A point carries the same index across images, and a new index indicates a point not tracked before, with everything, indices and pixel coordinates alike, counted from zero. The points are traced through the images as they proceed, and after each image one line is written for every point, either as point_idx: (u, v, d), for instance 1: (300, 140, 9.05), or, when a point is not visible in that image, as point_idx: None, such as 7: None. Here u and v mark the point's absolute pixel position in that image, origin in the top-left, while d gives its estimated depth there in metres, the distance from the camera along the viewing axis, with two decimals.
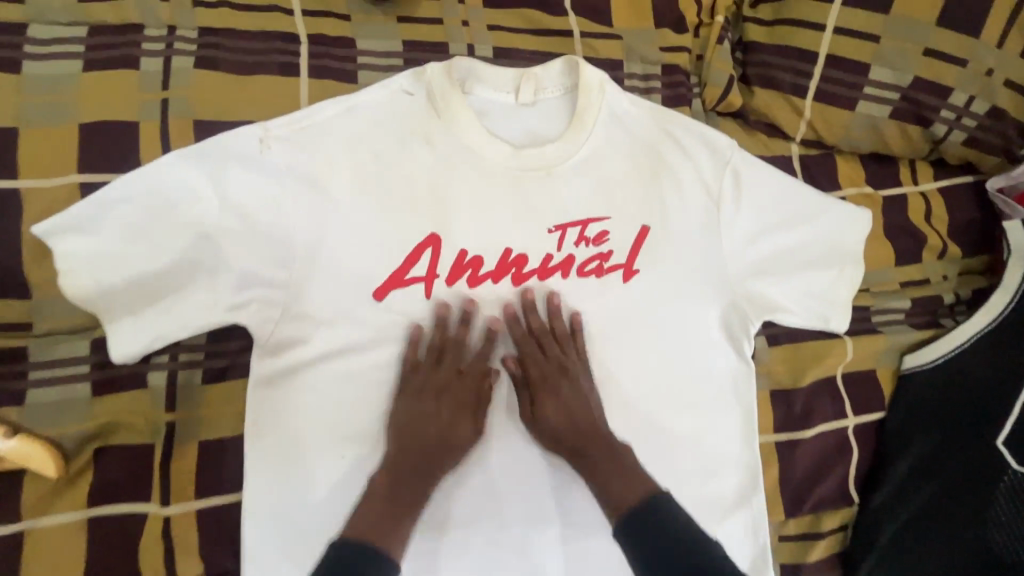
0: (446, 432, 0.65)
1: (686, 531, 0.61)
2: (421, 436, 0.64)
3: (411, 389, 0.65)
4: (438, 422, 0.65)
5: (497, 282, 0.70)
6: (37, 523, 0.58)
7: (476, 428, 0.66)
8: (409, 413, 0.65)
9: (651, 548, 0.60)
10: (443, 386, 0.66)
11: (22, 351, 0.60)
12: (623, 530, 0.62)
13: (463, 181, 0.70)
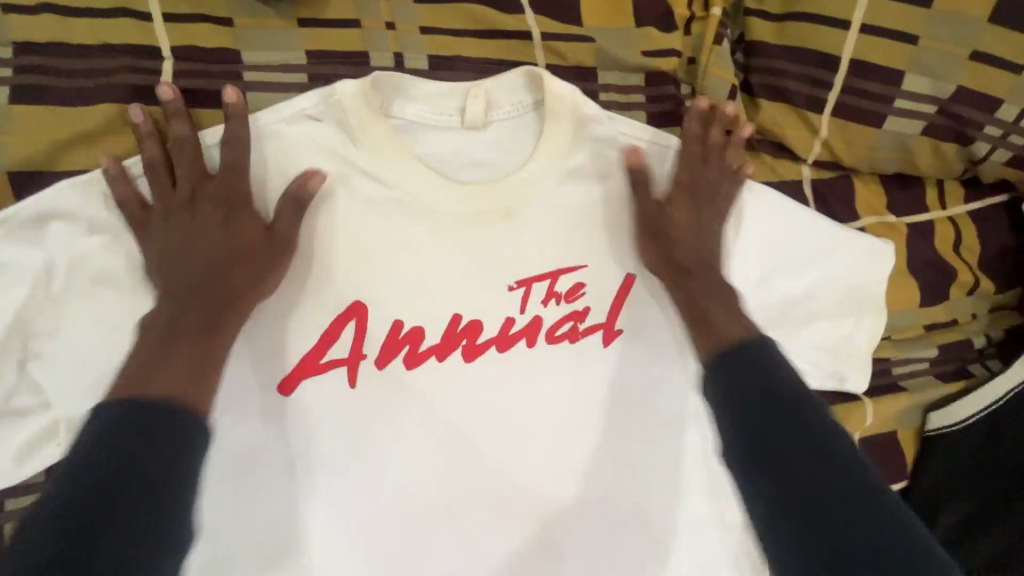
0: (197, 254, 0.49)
1: (789, 390, 0.47)
2: (189, 264, 0.49)
3: (61, 232, 0.48)
4: (206, 245, 0.49)
5: (442, 360, 0.55)
6: None
7: (266, 227, 0.51)
8: (158, 256, 0.49)
9: (741, 389, 0.47)
10: (230, 204, 0.50)
11: None
12: (713, 369, 0.50)
13: (394, 234, 0.54)
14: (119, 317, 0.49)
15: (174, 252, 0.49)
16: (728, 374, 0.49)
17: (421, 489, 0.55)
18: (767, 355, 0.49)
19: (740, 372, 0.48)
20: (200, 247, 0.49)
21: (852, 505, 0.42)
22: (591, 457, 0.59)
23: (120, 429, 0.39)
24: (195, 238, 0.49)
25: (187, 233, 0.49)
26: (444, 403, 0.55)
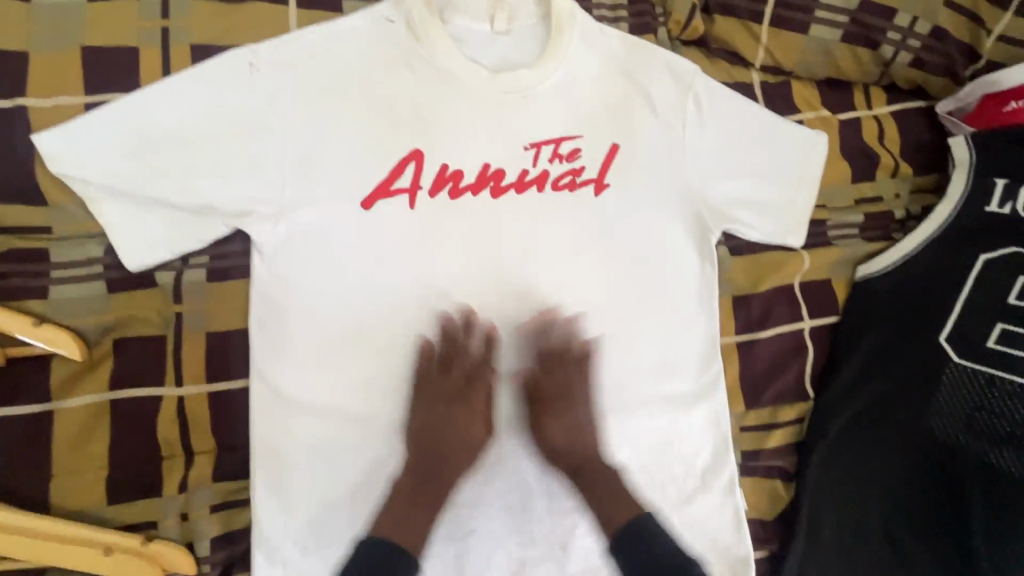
0: (404, 420, 0.71)
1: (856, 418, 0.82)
2: (385, 456, 0.70)
3: (163, 121, 0.67)
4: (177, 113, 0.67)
5: (477, 195, 0.76)
6: (67, 402, 0.63)
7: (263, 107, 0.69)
8: (171, 148, 0.67)
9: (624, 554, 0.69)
10: (372, 420, 0.70)
11: (45, 252, 0.66)
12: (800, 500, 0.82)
13: (443, 104, 0.76)
14: (251, 143, 0.69)
15: (391, 403, 0.71)
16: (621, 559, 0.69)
17: (459, 288, 0.74)
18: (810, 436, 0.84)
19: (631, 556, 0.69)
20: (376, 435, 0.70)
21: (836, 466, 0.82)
22: (587, 276, 0.78)
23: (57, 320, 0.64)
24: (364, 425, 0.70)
25: (363, 418, 0.70)
26: (475, 228, 0.75)
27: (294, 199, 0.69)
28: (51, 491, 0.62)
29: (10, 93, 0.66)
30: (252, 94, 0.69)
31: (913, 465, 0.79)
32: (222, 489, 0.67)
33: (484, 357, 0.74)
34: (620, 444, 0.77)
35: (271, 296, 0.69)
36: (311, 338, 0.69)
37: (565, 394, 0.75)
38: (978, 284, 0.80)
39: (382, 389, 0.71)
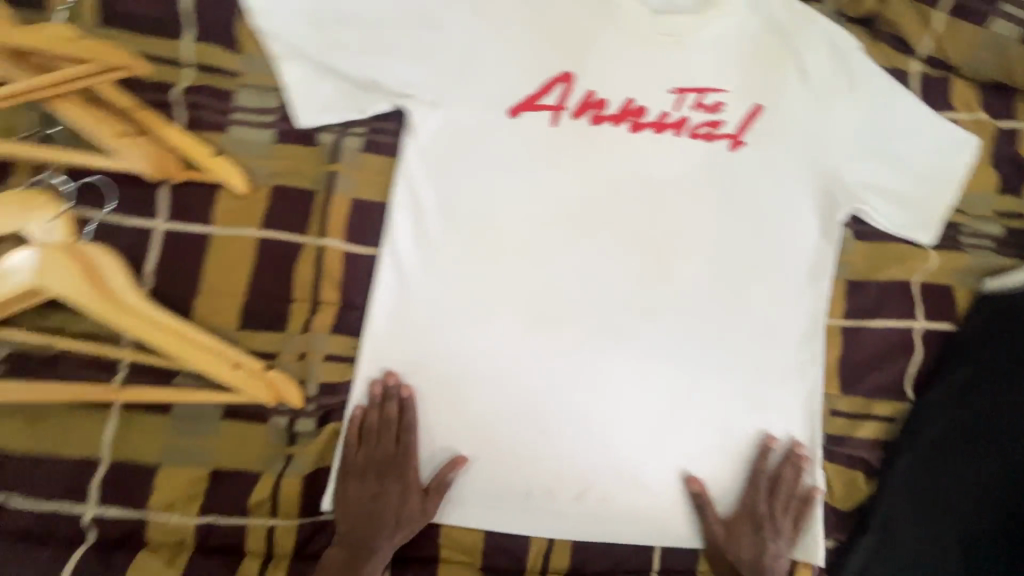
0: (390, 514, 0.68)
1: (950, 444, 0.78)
2: (359, 512, 0.68)
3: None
4: None
5: (616, 125, 0.78)
6: (223, 230, 0.69)
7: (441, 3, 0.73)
8: (354, 23, 0.71)
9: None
10: (386, 471, 0.69)
11: (229, 93, 0.71)
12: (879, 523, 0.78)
13: (601, 35, 0.78)
14: (423, 33, 0.72)
15: (349, 502, 0.68)
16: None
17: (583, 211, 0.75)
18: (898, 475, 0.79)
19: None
20: (352, 496, 0.68)
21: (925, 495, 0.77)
22: (706, 225, 0.78)
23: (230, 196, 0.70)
24: (370, 500, 0.68)
25: (360, 489, 0.68)
26: (609, 156, 0.77)
27: (451, 94, 0.73)
28: (195, 307, 0.68)
29: None
30: None
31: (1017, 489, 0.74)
32: (337, 341, 0.70)
33: (587, 278, 0.74)
34: (713, 396, 0.76)
35: (413, 177, 0.73)
36: (439, 223, 0.72)
37: (664, 333, 0.75)
38: None
39: (402, 450, 0.69)
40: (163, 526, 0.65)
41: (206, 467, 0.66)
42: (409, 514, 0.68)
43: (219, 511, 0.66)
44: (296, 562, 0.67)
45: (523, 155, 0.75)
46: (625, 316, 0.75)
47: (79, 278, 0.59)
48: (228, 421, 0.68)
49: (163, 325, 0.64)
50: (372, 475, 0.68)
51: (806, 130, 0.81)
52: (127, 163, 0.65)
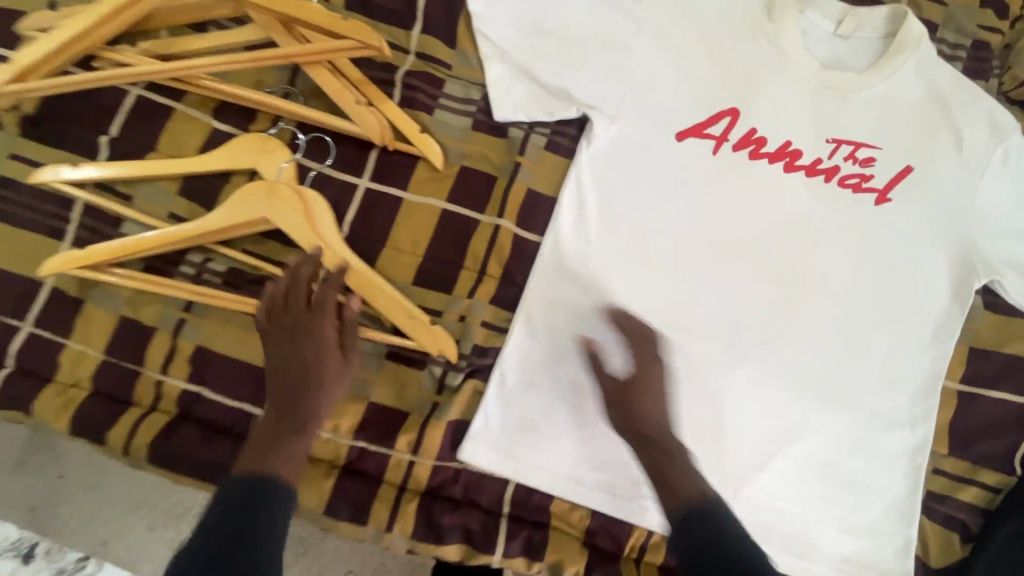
0: (326, 381, 0.70)
1: None
2: (291, 370, 0.69)
3: (560, 17, 0.81)
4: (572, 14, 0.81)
5: (771, 163, 0.83)
6: (415, 197, 0.79)
7: (635, 32, 0.82)
8: (557, 39, 0.81)
9: (695, 541, 0.62)
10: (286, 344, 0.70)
11: (441, 82, 0.81)
12: None
13: (772, 80, 0.84)
14: (615, 56, 0.81)
15: (280, 355, 0.70)
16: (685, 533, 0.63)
17: (728, 237, 0.81)
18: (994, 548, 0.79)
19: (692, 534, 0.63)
20: (281, 349, 0.70)
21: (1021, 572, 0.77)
22: (840, 270, 0.83)
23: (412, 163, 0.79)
24: (304, 360, 0.70)
25: (280, 338, 0.70)
26: (761, 190, 0.83)
27: (629, 112, 0.81)
28: (380, 258, 0.78)
29: None
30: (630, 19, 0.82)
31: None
32: (494, 311, 0.78)
33: (722, 298, 0.80)
34: (817, 432, 0.80)
35: (581, 179, 0.80)
36: (599, 224, 0.80)
37: (782, 364, 0.80)
38: None
39: (316, 308, 0.71)
40: (322, 441, 0.74)
41: (364, 399, 0.75)
42: (314, 372, 0.69)
43: (370, 439, 0.74)
44: (427, 498, 0.74)
45: (681, 177, 0.82)
46: (750, 341, 0.80)
47: (296, 215, 0.72)
48: (390, 361, 0.76)
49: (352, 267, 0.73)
50: (277, 320, 0.71)
51: (954, 198, 0.84)
52: (354, 125, 0.76)
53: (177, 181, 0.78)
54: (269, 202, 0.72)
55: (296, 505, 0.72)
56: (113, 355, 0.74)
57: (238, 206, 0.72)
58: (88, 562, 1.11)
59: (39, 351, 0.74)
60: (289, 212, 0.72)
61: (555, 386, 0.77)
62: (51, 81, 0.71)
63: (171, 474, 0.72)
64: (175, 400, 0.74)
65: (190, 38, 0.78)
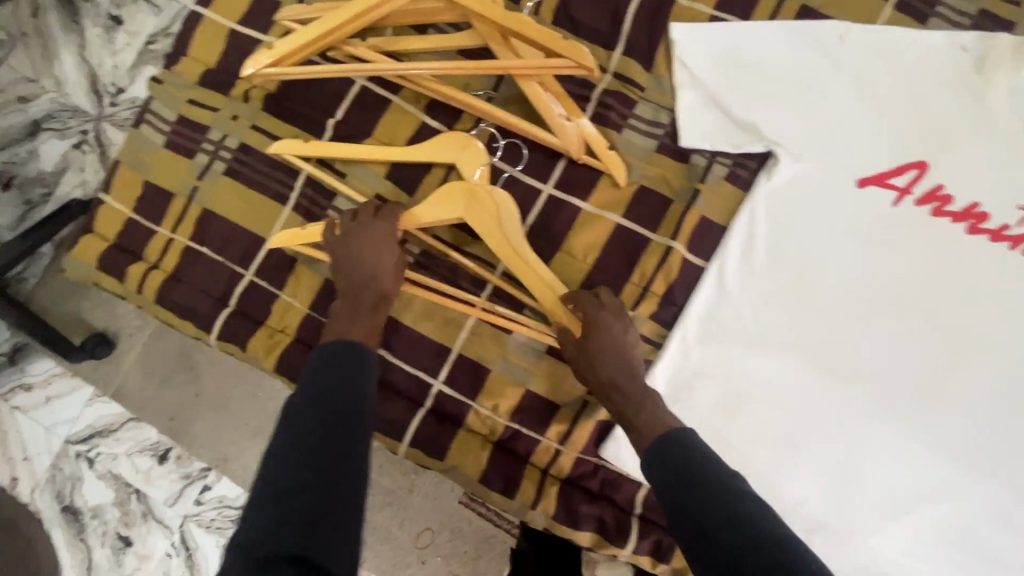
0: (384, 278, 0.77)
1: None
2: (352, 266, 0.77)
3: (761, 52, 0.83)
4: (773, 50, 0.83)
5: (954, 223, 0.82)
6: (594, 209, 0.84)
7: (832, 75, 0.83)
8: (755, 73, 0.83)
9: (673, 466, 0.64)
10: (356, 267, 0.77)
11: (634, 102, 0.86)
12: None
13: (970, 137, 0.82)
14: (810, 96, 0.83)
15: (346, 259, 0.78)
16: (658, 454, 0.66)
17: (896, 291, 0.82)
18: None
19: (664, 455, 0.65)
20: (339, 250, 0.79)
21: None
22: (1013, 342, 0.81)
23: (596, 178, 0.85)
24: (357, 258, 0.77)
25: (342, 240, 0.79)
26: (936, 248, 0.82)
27: (814, 153, 0.83)
28: (553, 261, 0.85)
29: None
30: (830, 61, 0.83)
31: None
32: (650, 326, 0.84)
33: (876, 351, 0.82)
34: (956, 499, 0.80)
35: (755, 213, 0.83)
36: (765, 259, 0.83)
37: (931, 426, 0.80)
38: None
39: (377, 218, 0.79)
40: (482, 417, 0.82)
41: (523, 386, 0.82)
42: (365, 266, 0.77)
43: (525, 425, 0.81)
44: (567, 485, 0.81)
45: (856, 225, 0.82)
46: (900, 396, 0.81)
47: (490, 216, 0.76)
48: (549, 358, 0.83)
49: (537, 274, 0.77)
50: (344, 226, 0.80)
51: None
52: (553, 136, 0.82)
53: (386, 166, 0.87)
54: (467, 206, 0.77)
55: (454, 467, 0.82)
56: (316, 311, 0.86)
57: (433, 209, 0.79)
58: (211, 471, 1.26)
59: (259, 296, 0.87)
60: (483, 213, 0.77)
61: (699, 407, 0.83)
62: (306, 69, 0.83)
63: None
64: None
65: (412, 37, 0.86)
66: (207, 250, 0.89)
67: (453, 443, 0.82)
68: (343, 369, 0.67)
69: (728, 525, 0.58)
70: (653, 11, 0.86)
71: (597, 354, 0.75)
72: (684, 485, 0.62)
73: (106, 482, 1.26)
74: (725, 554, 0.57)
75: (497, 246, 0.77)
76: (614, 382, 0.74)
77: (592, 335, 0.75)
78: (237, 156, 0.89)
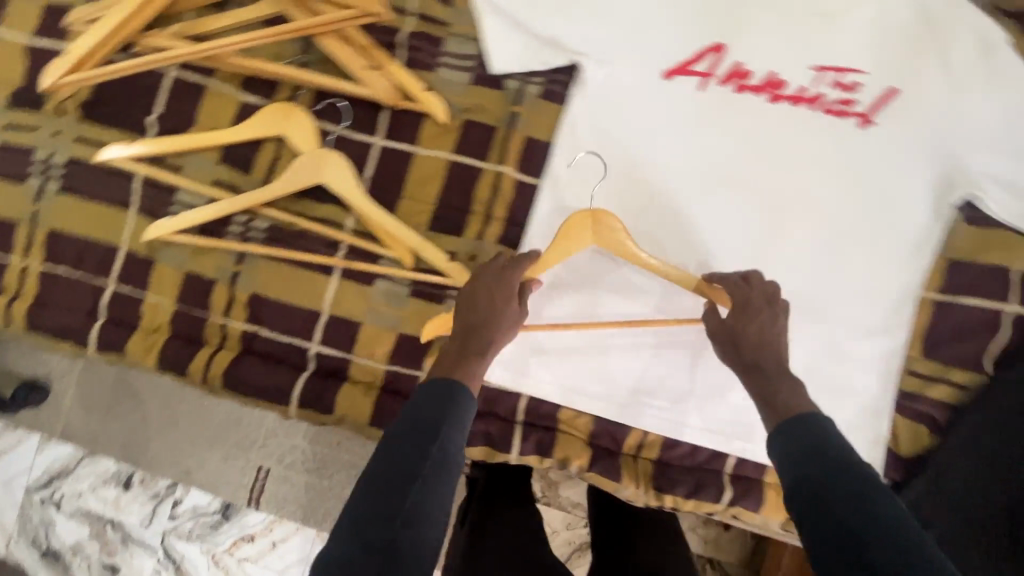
0: (500, 326, 0.75)
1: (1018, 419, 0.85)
2: (475, 311, 0.75)
3: None
4: None
5: (756, 95, 0.88)
6: (425, 151, 0.88)
7: None
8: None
9: (795, 443, 0.61)
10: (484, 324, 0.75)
11: (440, 40, 0.87)
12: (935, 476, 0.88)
13: (757, 14, 0.88)
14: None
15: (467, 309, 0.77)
16: (788, 439, 0.62)
17: (715, 168, 0.88)
18: (960, 438, 0.88)
19: (800, 442, 0.61)
20: (471, 298, 0.77)
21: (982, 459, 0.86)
22: (824, 193, 0.88)
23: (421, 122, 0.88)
24: (497, 310, 0.76)
25: (482, 292, 0.76)
26: (745, 122, 0.88)
27: (618, 54, 0.86)
28: (398, 209, 0.88)
29: None
30: None
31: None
32: (501, 249, 0.87)
33: (706, 228, 0.88)
34: (795, 342, 0.90)
35: (576, 123, 0.87)
36: (593, 165, 0.88)
37: (765, 285, 0.89)
38: None
39: (510, 268, 0.78)
40: (362, 367, 0.87)
41: (395, 330, 0.88)
42: (501, 316, 0.76)
43: (402, 365, 0.87)
44: None
45: (669, 115, 0.87)
46: (735, 263, 0.89)
47: (620, 236, 0.78)
48: (413, 299, 0.88)
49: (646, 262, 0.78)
50: (485, 283, 0.77)
51: (935, 117, 0.87)
52: (365, 88, 0.84)
53: (219, 151, 0.89)
54: (595, 230, 0.78)
55: (344, 418, 0.87)
56: (184, 304, 0.88)
57: (563, 245, 0.78)
58: (177, 487, 1.29)
59: (125, 303, 0.89)
60: (614, 236, 0.78)
61: (561, 305, 0.90)
62: (103, 69, 0.81)
63: (243, 399, 0.88)
64: (239, 339, 0.88)
65: (214, 16, 0.86)
66: (65, 269, 0.89)
67: (340, 396, 0.87)
68: (451, 406, 0.66)
69: (847, 499, 0.56)
70: None
71: (763, 351, 0.72)
72: (815, 470, 0.58)
73: (78, 520, 1.30)
74: (835, 514, 0.56)
75: (353, 198, 0.85)
76: (759, 364, 0.71)
77: (744, 325, 0.73)
78: (69, 171, 0.89)
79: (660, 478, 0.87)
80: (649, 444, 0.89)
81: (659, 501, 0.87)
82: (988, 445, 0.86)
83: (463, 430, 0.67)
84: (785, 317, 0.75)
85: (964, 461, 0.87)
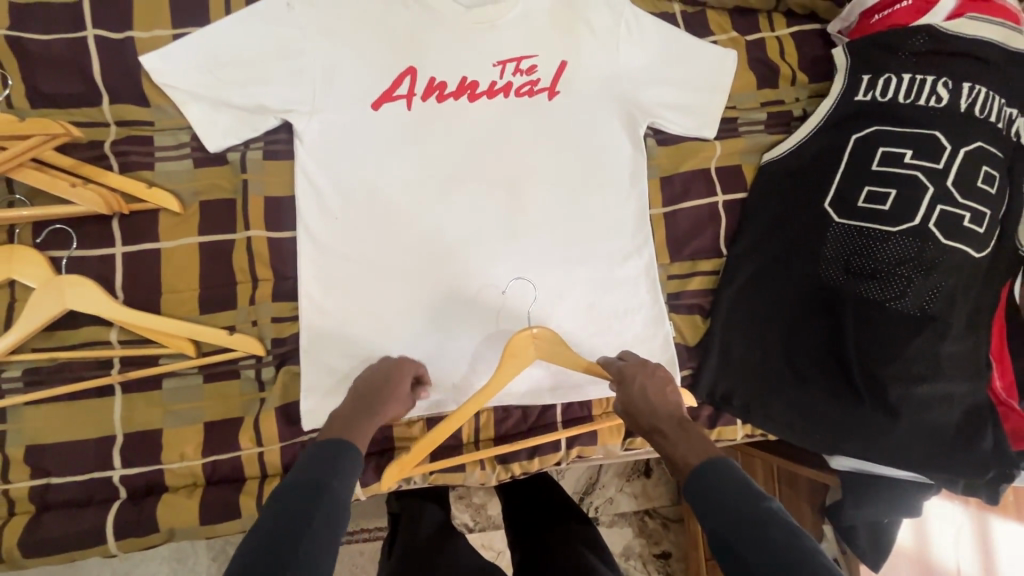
0: (391, 391, 0.85)
1: (755, 279, 1.04)
2: (377, 383, 0.86)
3: (227, 46, 0.90)
4: (236, 41, 0.90)
5: (456, 100, 0.98)
6: (170, 243, 0.90)
7: (298, 36, 0.92)
8: (234, 61, 0.90)
9: (719, 509, 0.67)
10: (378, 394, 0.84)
11: (151, 139, 0.92)
12: (723, 348, 1.03)
13: (432, 33, 0.97)
14: (288, 58, 0.91)
15: (371, 388, 0.85)
16: (697, 496, 0.69)
17: (447, 171, 0.98)
18: (724, 309, 1.04)
19: (705, 490, 0.69)
20: (361, 395, 0.84)
21: (749, 320, 1.03)
22: (543, 160, 1.01)
23: (158, 217, 0.90)
24: (387, 386, 0.85)
25: (375, 374, 0.87)
26: (457, 125, 0.99)
27: (323, 102, 0.93)
28: (163, 305, 0.89)
29: (115, 27, 0.90)
30: (288, 25, 0.91)
31: (809, 303, 1.02)
32: (280, 306, 0.92)
33: (461, 219, 0.98)
34: (572, 288, 1.01)
35: (306, 169, 0.93)
36: (339, 202, 0.94)
37: (530, 250, 1.00)
38: (848, 169, 1.02)
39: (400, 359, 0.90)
40: (177, 471, 0.85)
41: (200, 421, 0.87)
42: (396, 388, 0.86)
43: (216, 452, 0.86)
44: (286, 474, 0.88)
45: (389, 139, 0.96)
46: (498, 240, 0.99)
47: (560, 350, 0.86)
48: (208, 383, 0.88)
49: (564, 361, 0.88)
50: (381, 363, 0.90)
51: (605, 74, 1.02)
52: (78, 204, 0.83)
53: None
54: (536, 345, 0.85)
55: (173, 531, 0.83)
56: None
57: (506, 366, 0.85)
58: None
59: None
60: (555, 346, 0.85)
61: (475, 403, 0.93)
62: None
63: (53, 558, 0.81)
64: (28, 499, 0.82)
65: None
66: None
67: (161, 509, 0.83)
68: (344, 458, 0.70)
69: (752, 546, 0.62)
70: (117, 55, 0.90)
71: (655, 409, 0.83)
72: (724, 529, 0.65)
73: None
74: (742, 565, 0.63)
75: (107, 312, 0.82)
76: (655, 427, 0.82)
77: (627, 389, 0.86)
78: None
79: (500, 452, 0.95)
80: (484, 426, 0.95)
81: (508, 472, 0.95)
82: (748, 307, 1.03)
83: (352, 486, 0.69)
84: (659, 370, 0.90)
85: (734, 325, 1.03)
